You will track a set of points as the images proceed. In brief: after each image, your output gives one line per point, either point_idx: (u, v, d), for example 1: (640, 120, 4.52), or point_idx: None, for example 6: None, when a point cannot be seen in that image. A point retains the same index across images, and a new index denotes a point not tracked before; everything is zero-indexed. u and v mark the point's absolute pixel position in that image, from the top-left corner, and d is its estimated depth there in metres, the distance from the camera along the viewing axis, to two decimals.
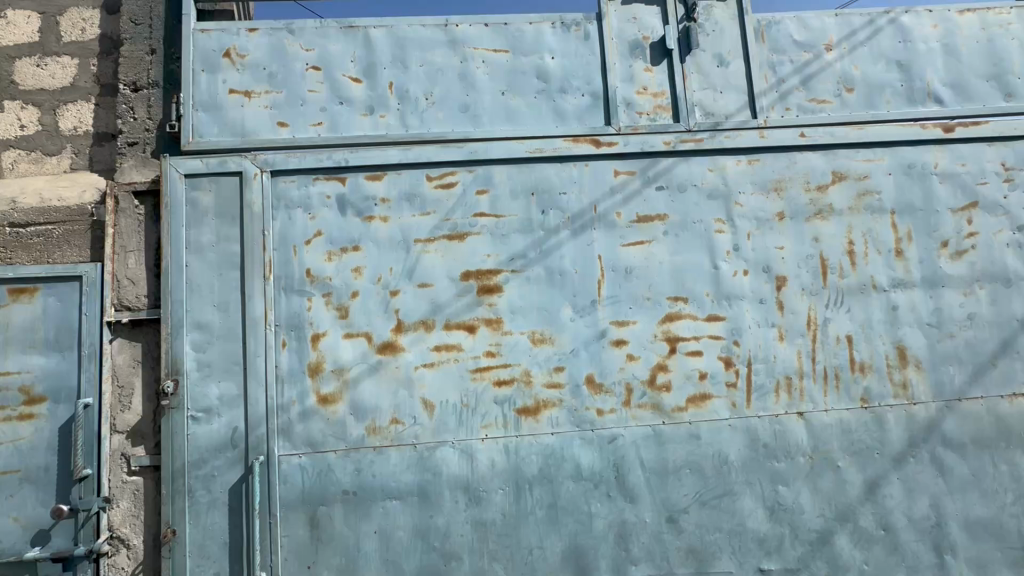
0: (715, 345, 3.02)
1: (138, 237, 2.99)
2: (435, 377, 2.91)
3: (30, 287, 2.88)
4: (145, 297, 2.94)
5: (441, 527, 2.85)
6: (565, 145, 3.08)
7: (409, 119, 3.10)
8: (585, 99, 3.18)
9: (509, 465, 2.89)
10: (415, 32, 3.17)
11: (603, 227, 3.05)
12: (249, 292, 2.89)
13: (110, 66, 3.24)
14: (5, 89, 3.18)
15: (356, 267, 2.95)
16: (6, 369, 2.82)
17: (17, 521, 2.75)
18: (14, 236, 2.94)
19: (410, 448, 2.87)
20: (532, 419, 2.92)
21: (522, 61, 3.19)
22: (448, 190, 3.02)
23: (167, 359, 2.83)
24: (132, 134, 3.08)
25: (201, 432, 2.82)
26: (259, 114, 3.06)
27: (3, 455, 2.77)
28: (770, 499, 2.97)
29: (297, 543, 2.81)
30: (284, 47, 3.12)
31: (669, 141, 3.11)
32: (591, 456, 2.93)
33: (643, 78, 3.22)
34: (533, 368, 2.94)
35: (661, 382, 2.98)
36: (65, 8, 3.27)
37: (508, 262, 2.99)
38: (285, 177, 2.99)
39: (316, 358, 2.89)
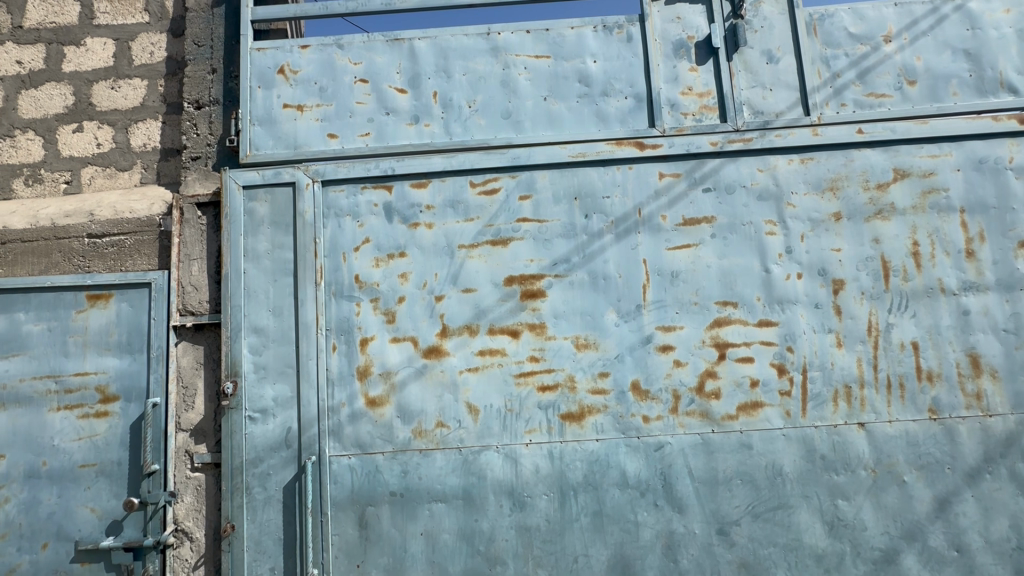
0: (767, 351, 2.91)
1: (201, 246, 3.16)
2: (480, 381, 2.93)
3: (105, 293, 3.10)
4: (207, 302, 3.11)
5: (486, 531, 2.86)
6: (608, 149, 3.06)
7: (453, 127, 3.15)
8: (628, 101, 3.15)
9: (553, 471, 2.88)
10: (459, 41, 3.23)
11: (647, 230, 3.00)
12: (302, 297, 3.00)
13: (176, 86, 3.46)
14: (83, 111, 3.45)
15: (402, 273, 3.02)
16: (84, 370, 3.04)
17: (93, 512, 2.95)
18: (91, 246, 3.17)
19: (455, 451, 2.91)
20: (577, 425, 2.90)
21: (564, 66, 3.19)
22: (491, 196, 3.05)
23: (227, 361, 2.98)
24: (195, 149, 3.27)
25: (258, 432, 2.95)
26: (311, 126, 3.19)
27: (83, 449, 2.99)
28: (828, 514, 2.83)
29: (347, 542, 2.88)
30: (333, 62, 3.24)
31: (716, 142, 3.04)
32: (637, 464, 2.87)
33: (687, 79, 3.16)
34: (577, 373, 2.92)
35: (709, 389, 2.90)
36: (136, 33, 3.51)
37: (551, 267, 2.99)
38: (335, 187, 3.10)
39: (364, 361, 2.97)
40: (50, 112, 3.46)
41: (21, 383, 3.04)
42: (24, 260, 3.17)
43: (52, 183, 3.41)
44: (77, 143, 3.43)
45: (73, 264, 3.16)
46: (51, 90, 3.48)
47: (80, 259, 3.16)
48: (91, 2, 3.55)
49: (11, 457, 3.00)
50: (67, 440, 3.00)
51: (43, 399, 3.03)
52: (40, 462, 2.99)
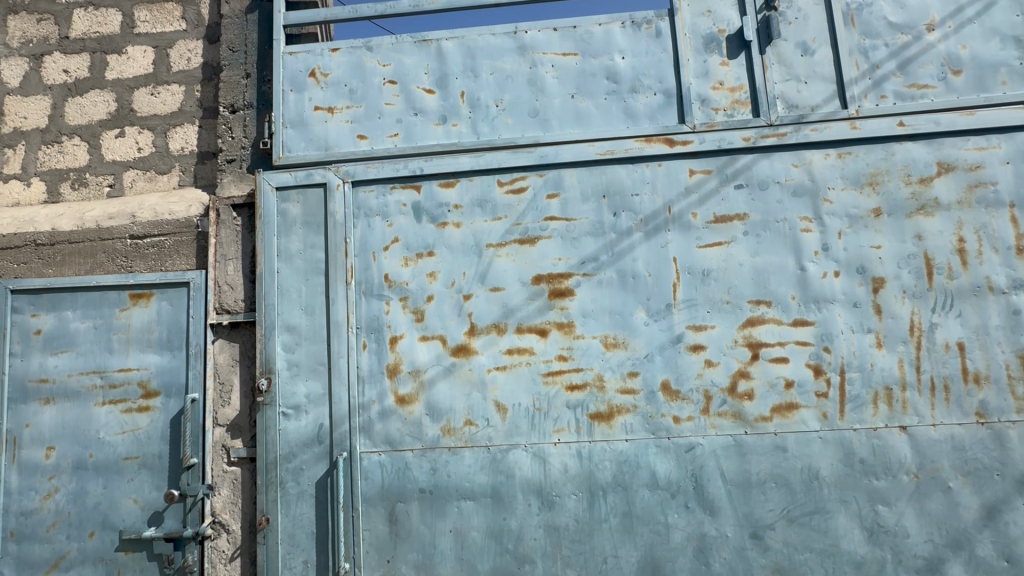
0: (803, 351, 2.84)
1: (236, 246, 3.25)
2: (508, 379, 2.94)
3: (146, 292, 3.21)
4: (243, 301, 3.19)
5: (515, 529, 2.86)
6: (637, 146, 3.02)
7: (480, 126, 3.16)
8: (657, 98, 3.10)
9: (582, 470, 2.86)
10: (486, 41, 3.24)
11: (678, 227, 2.96)
12: (333, 296, 3.05)
13: (211, 91, 3.56)
14: (125, 117, 3.59)
15: (431, 271, 3.04)
16: (127, 366, 3.15)
17: (136, 503, 3.07)
18: (133, 247, 3.29)
19: (484, 450, 2.92)
20: (605, 425, 2.88)
21: (591, 63, 3.17)
22: (518, 195, 3.05)
23: (262, 358, 3.05)
24: (230, 152, 3.36)
25: (292, 427, 3.01)
26: (341, 128, 3.24)
27: (126, 442, 3.10)
28: (868, 519, 2.74)
29: (377, 537, 2.92)
30: (363, 64, 3.29)
31: (749, 137, 2.97)
32: (668, 465, 2.83)
33: (718, 73, 3.10)
34: (606, 373, 2.90)
35: (741, 389, 2.84)
36: (174, 41, 3.63)
37: (580, 266, 2.97)
38: (365, 187, 3.15)
39: (394, 359, 3.01)
40: (94, 118, 3.61)
41: (69, 378, 3.18)
42: (71, 261, 3.31)
43: (96, 187, 3.55)
44: (119, 148, 3.57)
45: (116, 265, 3.28)
46: (95, 98, 3.63)
47: (123, 259, 3.28)
48: (131, 12, 3.69)
49: (60, 448, 3.14)
50: (112, 433, 3.12)
51: (89, 394, 3.16)
52: (87, 454, 3.12)
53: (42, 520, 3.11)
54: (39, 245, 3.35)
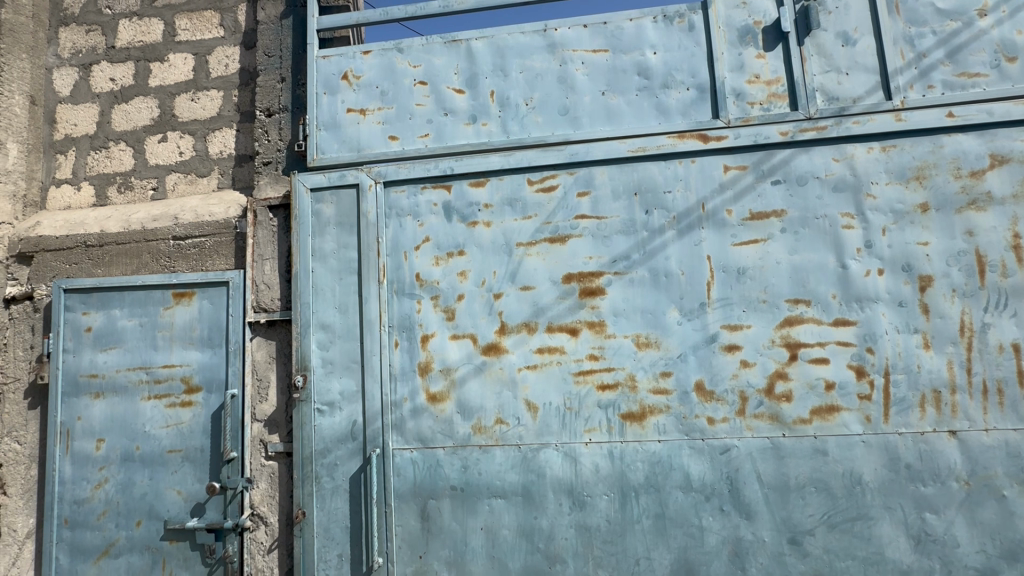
0: (844, 352, 2.74)
1: (273, 246, 3.34)
2: (539, 378, 2.93)
3: (188, 291, 3.32)
4: (279, 300, 3.27)
5: (546, 529, 2.86)
6: (669, 142, 2.97)
7: (510, 125, 3.16)
8: (690, 93, 3.04)
9: (613, 471, 2.84)
10: (515, 39, 3.23)
11: (712, 225, 2.90)
12: (366, 295, 3.10)
13: (248, 96, 3.67)
14: (167, 122, 3.72)
15: (461, 270, 3.06)
16: (171, 362, 3.28)
17: (180, 494, 3.19)
18: (176, 248, 3.41)
19: (515, 448, 2.92)
20: (638, 425, 2.84)
21: (622, 59, 3.13)
22: (549, 193, 3.03)
23: (298, 355, 3.13)
24: (266, 154, 3.45)
25: (326, 424, 3.08)
26: (373, 129, 3.29)
27: (170, 436, 3.23)
28: (914, 527, 2.63)
29: (410, 533, 2.96)
30: (394, 65, 3.33)
31: (786, 131, 2.89)
32: (702, 467, 2.78)
33: (754, 66, 3.02)
34: (638, 373, 2.87)
35: (779, 391, 2.76)
36: (213, 48, 3.75)
37: (611, 264, 2.94)
38: (397, 187, 3.19)
39: (425, 357, 3.04)
40: (139, 124, 3.76)
41: (117, 373, 3.32)
42: (119, 261, 3.46)
43: (141, 190, 3.70)
44: (162, 152, 3.70)
45: (160, 265, 3.41)
46: (139, 104, 3.78)
47: (167, 259, 3.41)
48: (173, 20, 3.82)
49: (109, 441, 3.29)
50: (157, 426, 3.25)
51: (136, 388, 3.29)
52: (134, 447, 3.26)
53: (93, 508, 3.26)
54: (89, 246, 3.51)
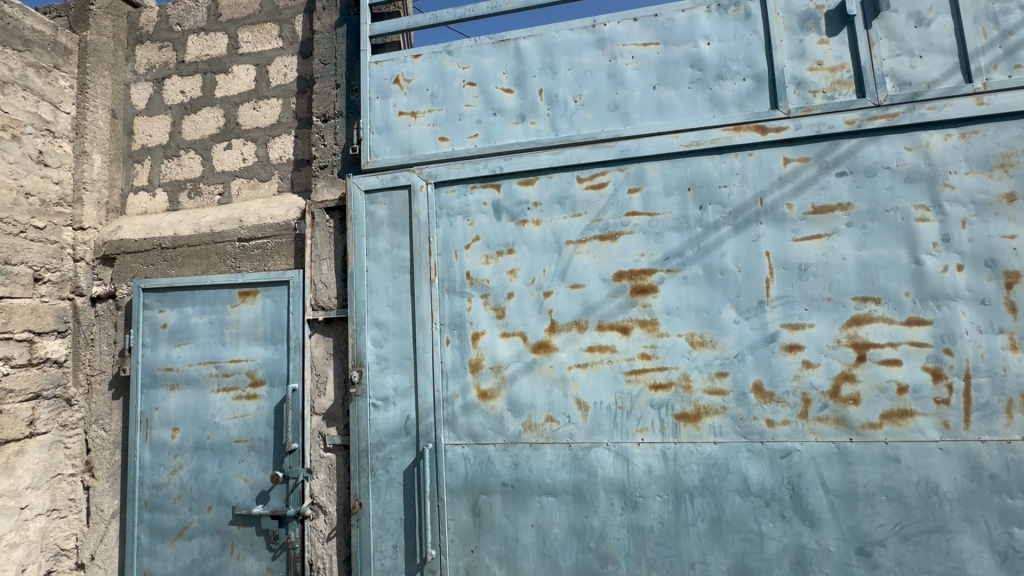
0: (918, 353, 2.58)
1: (329, 247, 3.47)
2: (589, 377, 2.91)
3: (253, 290, 3.51)
4: (336, 298, 3.40)
5: (597, 528, 2.84)
6: (725, 135, 2.88)
7: (559, 123, 3.15)
8: (746, 83, 2.94)
9: (667, 472, 2.79)
10: (564, 36, 3.22)
11: (771, 220, 2.79)
12: (418, 293, 3.17)
13: (305, 103, 3.83)
14: (232, 130, 3.94)
15: (511, 268, 3.08)
16: (238, 357, 3.47)
17: (247, 481, 3.38)
18: (241, 249, 3.61)
19: (565, 447, 2.92)
20: (692, 426, 2.78)
21: (674, 51, 3.05)
22: (599, 190, 3.01)
23: (354, 352, 3.24)
24: (323, 158, 3.59)
25: (381, 418, 3.17)
26: (423, 131, 3.36)
27: (238, 426, 3.42)
28: (999, 542, 2.45)
29: (462, 527, 3.01)
30: (443, 67, 3.38)
31: (853, 120, 2.74)
32: (761, 471, 2.69)
33: (817, 53, 2.88)
34: (692, 372, 2.80)
35: (845, 393, 2.63)
36: (273, 58, 3.93)
37: (663, 262, 2.88)
38: (447, 187, 3.24)
39: (476, 355, 3.08)
40: (206, 133, 4.00)
41: (190, 367, 3.55)
42: (190, 262, 3.68)
43: (209, 195, 3.94)
44: (227, 159, 3.93)
45: (227, 265, 3.62)
46: (206, 114, 4.02)
47: (232, 260, 3.61)
48: (236, 34, 4.04)
49: (183, 430, 3.52)
50: (225, 417, 3.45)
51: (206, 381, 3.51)
52: (205, 436, 3.47)
53: (169, 493, 3.50)
54: (163, 248, 3.76)
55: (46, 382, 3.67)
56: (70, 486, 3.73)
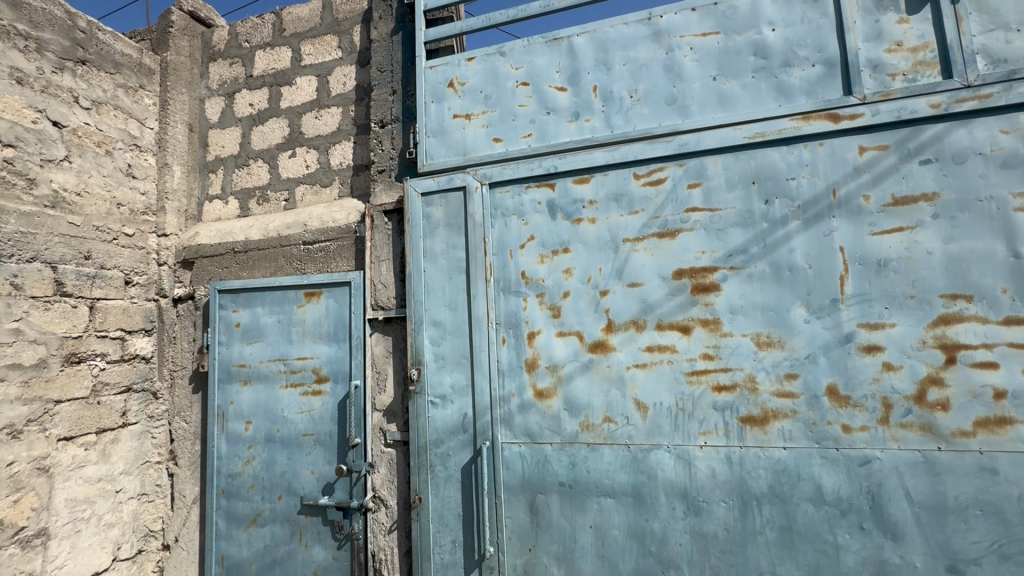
0: (1018, 355, 2.36)
1: (388, 248, 3.57)
2: (649, 377, 2.85)
3: (317, 290, 3.67)
4: (394, 298, 3.50)
5: (658, 532, 2.78)
6: (793, 125, 2.74)
7: (614, 119, 3.10)
8: (816, 69, 2.79)
9: (732, 477, 2.69)
10: (618, 31, 3.16)
11: (845, 213, 2.63)
12: (474, 293, 3.21)
13: (363, 110, 3.97)
14: (296, 139, 4.15)
15: (567, 267, 3.06)
16: (305, 355, 3.64)
17: (313, 473, 3.54)
18: (306, 251, 3.78)
19: (624, 448, 2.87)
20: (759, 429, 2.66)
21: (735, 40, 2.94)
22: (656, 186, 2.94)
23: (412, 350, 3.32)
24: (381, 163, 3.71)
25: (439, 416, 3.24)
26: (477, 133, 3.40)
27: (305, 421, 3.59)
28: None
29: (519, 526, 3.03)
30: (496, 69, 3.41)
31: (938, 103, 2.55)
32: (836, 479, 2.54)
33: (895, 33, 2.69)
34: (759, 374, 2.68)
35: (932, 398, 2.44)
36: (333, 68, 4.10)
37: (726, 259, 2.78)
38: (502, 188, 3.26)
39: (532, 354, 3.08)
40: (273, 143, 4.22)
41: (261, 364, 3.76)
42: (260, 265, 3.90)
43: (276, 202, 4.16)
44: (292, 167, 4.13)
45: (293, 267, 3.80)
46: (273, 125, 4.24)
47: (298, 262, 3.79)
48: (299, 47, 4.24)
49: (255, 423, 3.73)
50: (293, 412, 3.63)
51: (276, 377, 3.71)
52: (275, 429, 3.67)
53: (243, 482, 3.73)
54: (236, 252, 4.00)
55: (136, 376, 4.00)
56: (157, 472, 4.05)
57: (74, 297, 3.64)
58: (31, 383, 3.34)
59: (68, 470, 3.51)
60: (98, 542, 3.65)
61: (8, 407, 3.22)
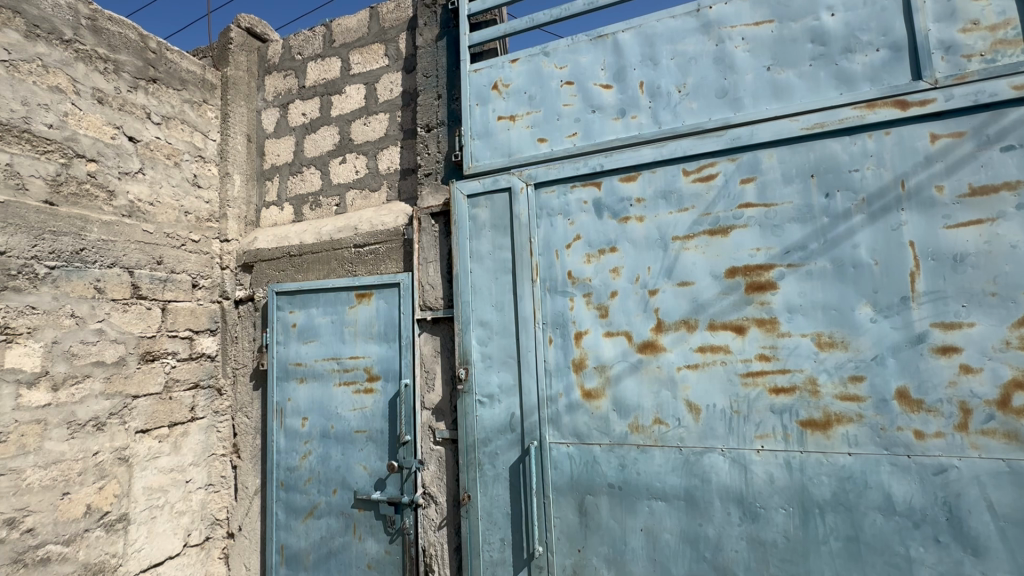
0: None
1: (435, 250, 3.64)
2: (701, 378, 2.78)
3: (368, 292, 3.79)
4: (441, 298, 3.57)
5: (712, 538, 2.71)
6: (855, 114, 2.61)
7: (662, 115, 3.04)
8: (880, 54, 2.63)
9: (792, 483, 2.58)
10: (665, 25, 3.10)
11: (915, 205, 2.47)
12: (521, 293, 3.22)
13: (410, 115, 4.07)
14: (346, 146, 4.30)
15: (614, 267, 3.03)
16: (357, 354, 3.77)
17: (366, 469, 3.66)
18: (357, 254, 3.91)
19: (676, 451, 2.81)
20: (821, 434, 2.55)
21: (791, 27, 2.82)
22: (707, 182, 2.86)
23: (460, 350, 3.38)
24: (427, 166, 3.79)
25: (487, 415, 3.27)
26: (522, 134, 3.42)
27: (358, 418, 3.72)
28: None
29: (568, 526, 3.02)
30: (540, 69, 3.41)
31: (1021, 85, 2.36)
32: (908, 488, 2.40)
33: (971, 11, 2.51)
34: (820, 376, 2.57)
35: (1017, 404, 2.27)
36: (380, 76, 4.22)
37: (784, 256, 2.67)
38: (547, 188, 3.26)
39: (579, 354, 3.06)
40: (324, 150, 4.39)
41: (316, 362, 3.92)
42: (314, 268, 4.06)
43: (328, 207, 4.32)
44: (342, 173, 4.29)
45: (345, 270, 3.94)
46: (324, 133, 4.41)
47: (349, 265, 3.92)
48: (348, 57, 4.39)
49: (311, 420, 3.89)
50: (346, 409, 3.76)
51: (330, 375, 3.85)
52: (330, 426, 3.81)
53: (301, 475, 3.90)
54: (291, 255, 4.18)
55: (202, 373, 4.25)
56: (222, 464, 4.29)
57: (148, 299, 3.91)
58: (112, 379, 3.62)
59: (145, 461, 3.77)
60: (171, 528, 3.91)
61: (93, 401, 3.51)
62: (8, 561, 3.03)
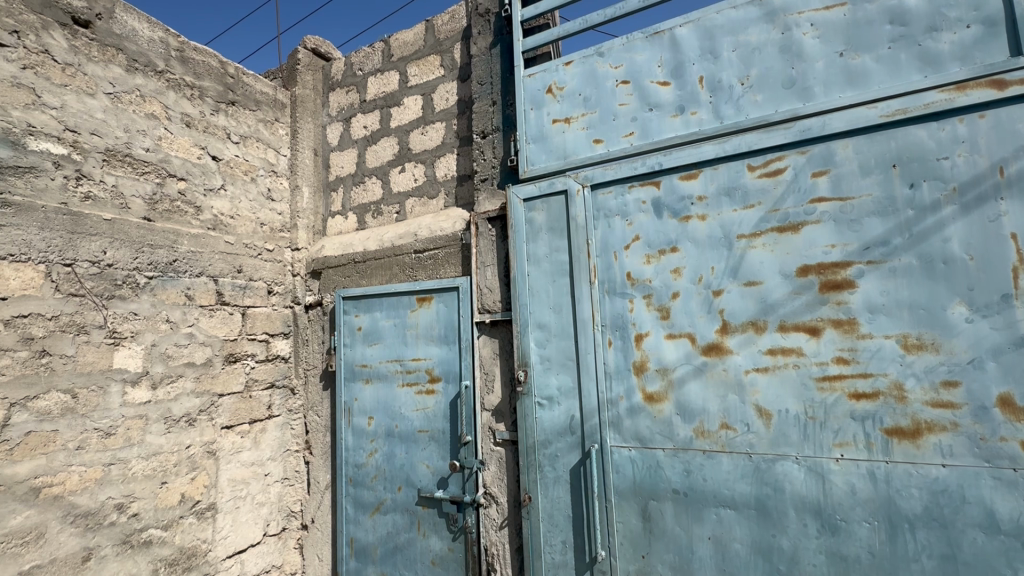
0: None
1: (492, 254, 3.70)
2: (771, 382, 2.66)
3: (428, 296, 3.92)
4: (499, 301, 3.62)
5: (787, 549, 2.58)
6: (942, 97, 2.41)
7: (724, 109, 2.94)
8: (971, 31, 2.42)
9: (877, 495, 2.42)
10: (725, 16, 3.00)
11: (1017, 194, 2.26)
12: (579, 295, 3.22)
13: (465, 123, 4.17)
14: (405, 155, 4.47)
15: (676, 267, 2.96)
16: (418, 356, 3.90)
17: (429, 468, 3.77)
18: (417, 259, 4.04)
19: (745, 457, 2.70)
20: (908, 443, 2.37)
21: (866, 9, 2.65)
22: (775, 177, 2.73)
23: (519, 352, 3.42)
24: (483, 172, 3.86)
25: (547, 417, 3.28)
26: (577, 135, 3.41)
27: (420, 418, 3.84)
28: None
29: (631, 532, 2.97)
30: (595, 70, 3.39)
31: None
32: (1014, 505, 2.19)
33: None
34: (907, 381, 2.39)
35: None
36: (436, 86, 4.35)
37: (862, 252, 2.51)
38: (604, 189, 3.23)
39: (640, 357, 3.01)
40: (384, 160, 4.58)
41: (380, 364, 4.09)
42: (377, 273, 4.24)
43: (388, 214, 4.50)
44: (402, 181, 4.45)
45: (406, 275, 4.08)
46: (384, 144, 4.60)
47: (410, 270, 4.06)
48: (405, 70, 4.55)
49: (376, 419, 4.06)
50: (409, 409, 3.90)
51: (393, 376, 4.01)
52: (394, 425, 3.97)
53: (368, 472, 4.07)
54: (356, 262, 4.38)
55: (278, 373, 4.53)
56: (296, 460, 4.55)
57: (231, 305, 4.23)
58: (201, 379, 3.95)
59: (229, 454, 4.08)
60: (253, 518, 4.20)
61: (186, 398, 3.84)
62: (118, 542, 3.38)
